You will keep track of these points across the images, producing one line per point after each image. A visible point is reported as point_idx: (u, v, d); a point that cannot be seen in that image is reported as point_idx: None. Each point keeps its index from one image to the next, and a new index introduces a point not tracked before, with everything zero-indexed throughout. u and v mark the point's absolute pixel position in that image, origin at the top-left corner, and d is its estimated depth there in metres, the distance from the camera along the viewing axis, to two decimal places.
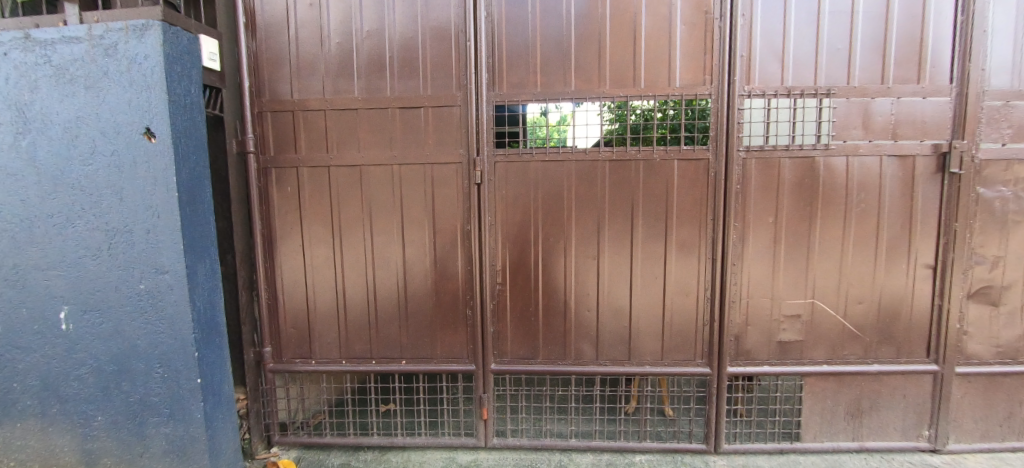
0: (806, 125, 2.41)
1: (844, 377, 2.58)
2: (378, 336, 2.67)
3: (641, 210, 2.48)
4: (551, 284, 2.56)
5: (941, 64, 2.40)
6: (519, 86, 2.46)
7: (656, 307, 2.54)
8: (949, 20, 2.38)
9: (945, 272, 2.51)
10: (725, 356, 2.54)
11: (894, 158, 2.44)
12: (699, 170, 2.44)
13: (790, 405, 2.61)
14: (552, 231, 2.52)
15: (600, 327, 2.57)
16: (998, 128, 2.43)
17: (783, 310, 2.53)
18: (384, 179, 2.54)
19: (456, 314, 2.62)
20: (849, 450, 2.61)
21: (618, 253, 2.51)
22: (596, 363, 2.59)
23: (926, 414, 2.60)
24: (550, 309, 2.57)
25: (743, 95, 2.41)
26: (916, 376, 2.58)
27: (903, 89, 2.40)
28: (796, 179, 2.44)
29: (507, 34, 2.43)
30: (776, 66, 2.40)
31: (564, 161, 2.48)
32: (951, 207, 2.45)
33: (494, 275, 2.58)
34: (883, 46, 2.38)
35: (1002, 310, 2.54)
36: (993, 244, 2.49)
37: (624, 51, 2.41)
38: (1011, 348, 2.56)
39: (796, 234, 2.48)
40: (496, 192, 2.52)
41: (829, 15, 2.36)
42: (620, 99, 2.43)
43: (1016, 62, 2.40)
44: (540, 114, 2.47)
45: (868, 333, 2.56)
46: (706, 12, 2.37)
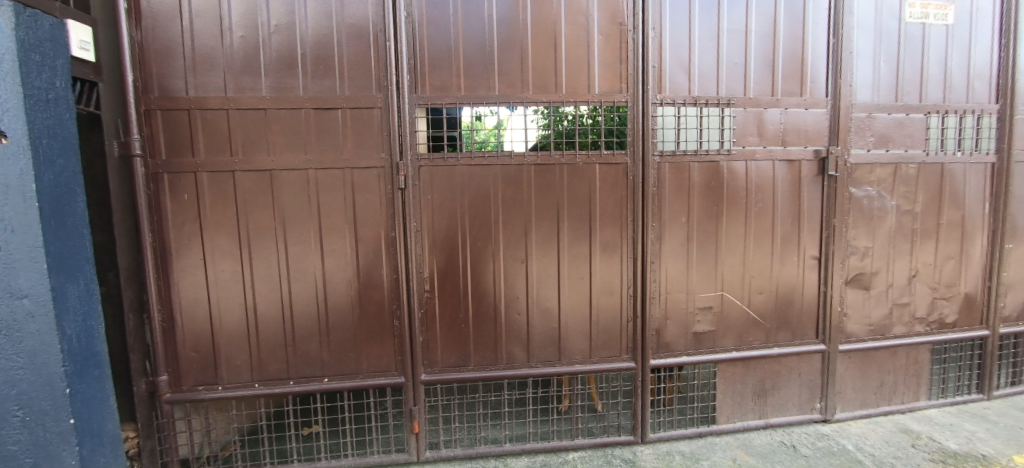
0: (712, 132, 2.61)
1: (751, 361, 2.83)
2: (296, 354, 2.47)
3: (566, 213, 2.54)
4: (482, 290, 2.54)
5: (818, 80, 2.73)
6: (443, 89, 2.42)
7: (583, 307, 2.61)
8: (823, 41, 2.71)
9: (828, 263, 2.84)
10: (648, 350, 2.67)
11: (784, 163, 2.73)
12: (618, 173, 2.56)
13: (706, 391, 2.82)
14: (480, 236, 2.50)
15: (530, 331, 2.59)
16: (863, 136, 2.81)
17: (697, 303, 2.72)
18: (298, 185, 2.37)
19: (382, 326, 2.50)
20: (757, 428, 2.85)
21: (545, 255, 2.55)
22: (528, 366, 2.60)
23: (817, 388, 2.93)
24: (480, 315, 2.55)
25: (656, 103, 2.57)
26: (808, 355, 2.90)
27: (789, 101, 2.69)
28: (704, 182, 2.64)
29: (429, 35, 2.38)
30: (684, 77, 2.58)
31: (491, 166, 2.47)
32: (830, 205, 2.79)
33: (421, 283, 2.50)
34: (772, 62, 2.66)
35: (872, 293, 2.94)
36: (864, 236, 2.88)
37: (545, 57, 2.46)
38: (880, 325, 2.98)
39: (705, 233, 2.68)
40: (421, 197, 2.45)
41: (727, 32, 2.59)
42: (543, 104, 2.47)
43: (874, 79, 2.80)
44: (472, 118, 2.45)
45: (768, 320, 2.83)
46: (621, 23, 2.49)
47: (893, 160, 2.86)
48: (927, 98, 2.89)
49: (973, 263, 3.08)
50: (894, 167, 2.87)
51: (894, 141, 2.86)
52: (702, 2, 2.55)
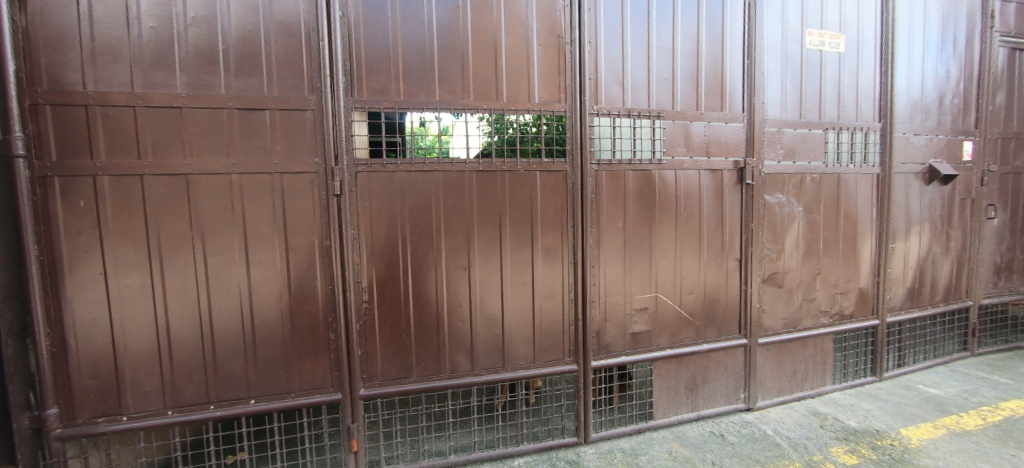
0: (644, 142, 2.77)
1: (684, 358, 3.00)
2: (217, 375, 2.26)
3: (508, 220, 2.56)
4: (423, 298, 2.48)
5: (735, 97, 2.99)
6: (381, 92, 2.34)
7: (526, 312, 2.64)
8: (739, 62, 2.98)
9: (748, 264, 3.10)
10: (589, 352, 2.76)
11: (709, 172, 2.95)
12: (558, 180, 2.62)
13: (644, 388, 2.94)
14: (422, 244, 2.45)
15: (474, 339, 2.57)
16: (775, 149, 3.11)
17: (634, 304, 2.85)
18: (219, 191, 2.18)
19: (316, 340, 2.37)
20: (690, 420, 3.03)
21: (488, 261, 2.55)
22: (472, 374, 2.58)
23: (741, 380, 3.18)
24: (422, 324, 2.49)
25: (593, 113, 2.67)
26: (733, 349, 3.14)
27: (711, 115, 2.92)
28: (639, 189, 2.78)
29: (365, 37, 2.30)
30: (618, 89, 2.71)
31: (431, 172, 2.43)
32: (748, 211, 3.06)
33: (359, 293, 2.39)
34: (696, 79, 2.88)
35: (785, 290, 3.24)
36: (777, 239, 3.18)
37: (486, 65, 2.47)
38: (791, 319, 3.29)
39: (640, 237, 2.82)
40: (358, 204, 2.35)
41: (656, 49, 2.76)
42: (484, 112, 2.49)
43: (782, 98, 3.11)
44: (419, 124, 2.41)
45: (697, 318, 3.03)
46: (558, 36, 2.57)
47: (799, 171, 3.19)
48: (825, 116, 3.26)
49: (865, 260, 3.51)
50: (800, 177, 3.21)
51: (799, 153, 3.19)
52: (634, 20, 2.70)
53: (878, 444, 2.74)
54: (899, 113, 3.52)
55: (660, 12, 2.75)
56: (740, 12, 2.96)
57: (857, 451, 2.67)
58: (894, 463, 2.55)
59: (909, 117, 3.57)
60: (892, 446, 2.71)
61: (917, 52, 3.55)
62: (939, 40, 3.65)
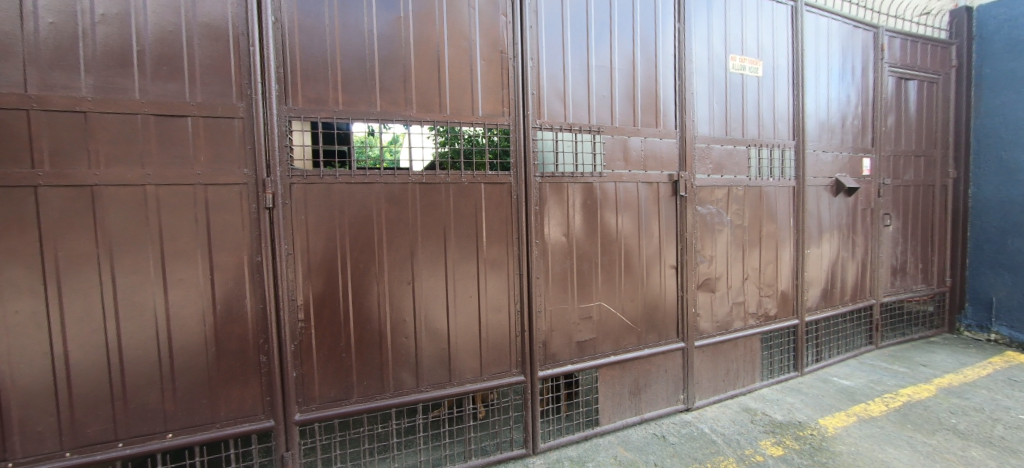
0: (585, 156, 2.87)
1: (627, 363, 3.11)
2: (128, 409, 2.04)
3: (453, 232, 2.54)
4: (365, 314, 2.39)
5: (668, 114, 3.18)
6: (318, 101, 2.26)
7: (472, 325, 2.62)
8: (671, 83, 3.18)
9: (683, 271, 3.29)
10: (536, 362, 2.78)
11: (646, 185, 3.11)
12: (503, 193, 2.65)
13: (590, 395, 3.01)
14: (363, 258, 2.37)
15: (418, 355, 2.51)
16: (705, 164, 3.34)
17: (579, 313, 2.92)
18: (132, 204, 1.99)
19: (245, 363, 2.21)
20: (634, 424, 3.12)
21: (432, 274, 2.51)
22: (417, 391, 2.51)
23: (680, 382, 3.34)
24: (363, 342, 2.39)
25: (536, 127, 2.74)
26: (672, 353, 3.29)
27: (647, 131, 3.09)
28: (581, 201, 2.87)
29: (301, 44, 2.22)
30: (560, 104, 2.80)
31: (372, 184, 2.37)
32: (682, 221, 3.25)
33: (294, 311, 2.26)
34: (633, 98, 3.04)
35: (717, 295, 3.46)
36: (709, 248, 3.40)
37: (429, 77, 2.46)
38: (723, 321, 3.52)
39: (583, 248, 2.90)
40: (293, 217, 2.24)
41: (595, 68, 2.89)
42: (428, 124, 2.47)
43: (709, 117, 3.36)
44: (367, 134, 2.35)
45: (639, 324, 3.15)
46: (501, 51, 2.62)
47: (726, 183, 3.45)
48: (748, 133, 3.56)
49: (785, 265, 3.83)
50: (728, 190, 3.47)
51: (726, 168, 3.45)
52: (574, 39, 2.81)
53: (800, 434, 2.98)
54: (810, 132, 3.91)
55: (598, 32, 2.88)
56: (671, 36, 3.17)
57: (782, 443, 2.88)
58: (814, 451, 2.78)
59: (817, 136, 3.98)
60: (812, 435, 2.96)
61: (823, 79, 3.98)
62: (840, 69, 4.11)
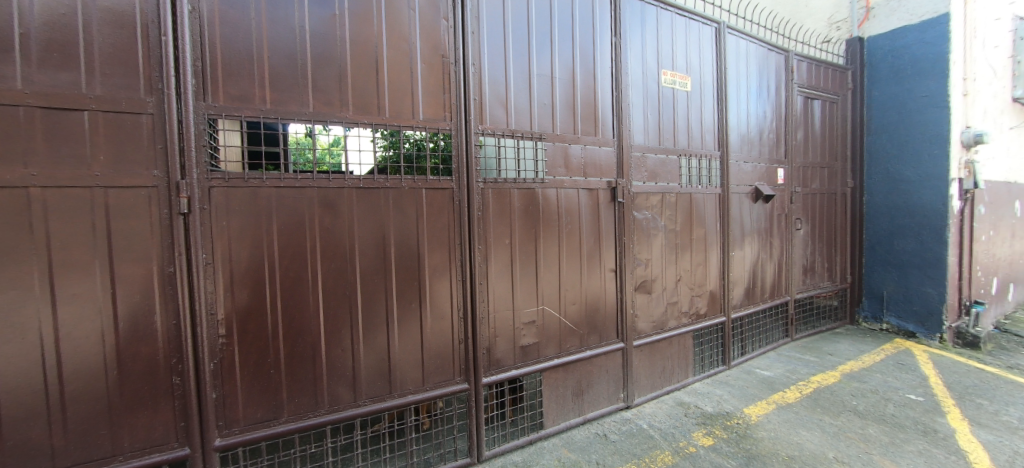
0: (527, 163, 2.90)
1: (570, 365, 3.17)
2: (4, 447, 1.76)
3: (393, 239, 2.46)
4: (296, 327, 2.24)
5: (606, 124, 3.31)
6: (242, 99, 2.10)
7: (414, 334, 2.54)
8: (609, 94, 3.32)
9: (622, 273, 3.42)
10: (480, 369, 2.76)
11: (586, 191, 3.21)
12: (445, 198, 2.62)
13: (535, 399, 3.05)
14: (294, 268, 2.22)
15: (356, 368, 2.39)
16: (641, 171, 3.52)
17: (522, 318, 2.93)
18: (10, 209, 1.73)
19: (154, 386, 1.99)
20: (578, 425, 3.19)
21: (371, 282, 2.41)
22: (354, 406, 2.40)
23: (620, 381, 3.46)
24: (295, 357, 2.24)
25: (478, 133, 2.74)
26: (612, 353, 3.41)
27: (587, 140, 3.19)
28: (524, 207, 2.90)
29: (223, 36, 2.05)
30: (502, 111, 2.82)
31: (305, 188, 2.24)
32: (621, 226, 3.39)
33: (214, 326, 2.07)
34: (573, 107, 3.13)
35: (652, 296, 3.64)
36: (645, 251, 3.57)
37: (366, 79, 2.37)
38: (659, 321, 3.70)
39: (526, 253, 2.93)
40: (212, 224, 2.05)
41: (537, 76, 2.94)
42: (365, 126, 2.38)
43: (644, 127, 3.54)
44: (305, 135, 2.24)
45: (581, 327, 3.23)
46: (442, 55, 2.60)
47: (661, 190, 3.65)
48: (679, 143, 3.80)
49: (713, 267, 4.11)
50: (661, 196, 3.67)
51: (660, 176, 3.65)
52: (515, 47, 2.84)
53: (727, 424, 3.20)
54: (732, 144, 4.25)
55: (539, 42, 2.94)
56: (608, 49, 3.31)
57: (712, 433, 3.08)
58: (740, 439, 2.99)
59: (739, 148, 4.33)
60: (738, 424, 3.19)
61: (743, 95, 4.35)
62: (757, 87, 4.51)
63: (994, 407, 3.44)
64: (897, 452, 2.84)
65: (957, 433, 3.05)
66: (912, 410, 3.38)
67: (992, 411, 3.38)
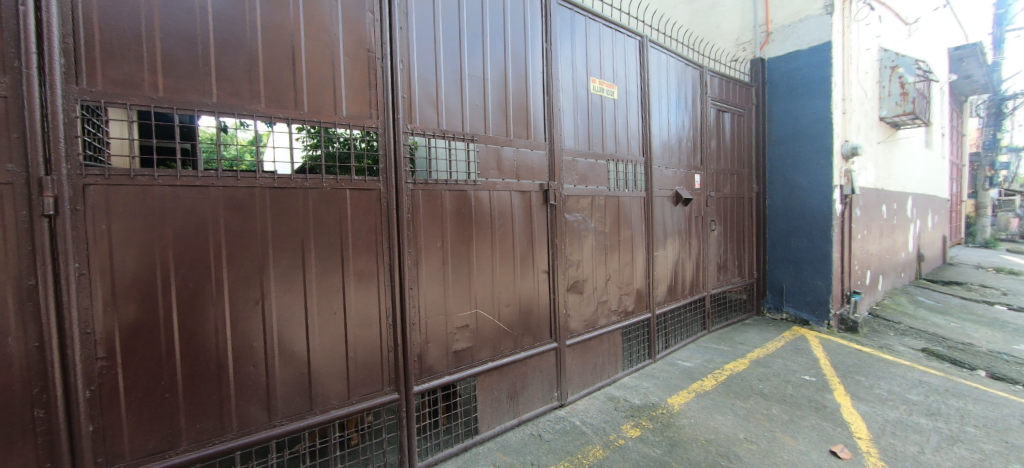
0: (459, 164, 2.85)
1: (504, 368, 3.16)
2: None
3: (313, 243, 2.29)
4: (198, 343, 2.00)
5: (538, 127, 3.36)
6: (128, 84, 1.84)
7: (338, 344, 2.38)
8: (540, 98, 3.37)
9: (555, 273, 3.49)
10: (410, 377, 2.65)
11: (519, 194, 3.22)
12: (371, 200, 2.49)
13: (469, 404, 2.97)
14: (194, 276, 1.98)
15: (271, 385, 2.19)
16: (572, 175, 3.61)
17: (455, 323, 2.87)
18: None
19: (9, 422, 1.68)
20: (513, 427, 3.18)
21: (288, 291, 2.22)
22: (269, 427, 2.20)
23: (554, 380, 3.51)
24: (195, 377, 2.00)
25: (407, 133, 2.64)
26: (546, 353, 3.45)
27: (519, 142, 3.21)
28: (455, 210, 2.85)
29: (103, 12, 1.79)
30: (432, 110, 2.74)
31: (207, 188, 2.01)
32: (552, 228, 3.45)
33: (90, 347, 1.79)
34: (505, 110, 3.14)
35: (584, 296, 3.75)
36: (576, 252, 3.67)
37: (282, 70, 2.19)
38: (590, 320, 3.82)
39: (458, 256, 2.87)
40: (88, 227, 1.77)
41: (468, 77, 2.90)
42: (280, 121, 2.19)
43: (574, 132, 3.64)
44: (216, 130, 2.04)
45: (515, 328, 3.23)
46: (367, 49, 2.47)
47: (590, 193, 3.78)
48: (607, 149, 3.96)
49: (639, 266, 4.33)
50: (591, 199, 3.80)
51: (589, 179, 3.78)
52: (446, 46, 2.78)
53: (653, 414, 3.38)
54: (656, 151, 4.52)
55: (471, 43, 2.91)
56: (539, 55, 3.37)
57: (639, 424, 3.23)
58: (663, 428, 3.17)
59: (661, 154, 4.62)
60: (662, 414, 3.38)
61: (664, 105, 4.64)
62: (676, 98, 4.84)
63: (869, 382, 3.97)
64: (795, 428, 3.17)
65: (842, 407, 3.48)
66: (806, 389, 3.80)
67: (868, 385, 3.91)
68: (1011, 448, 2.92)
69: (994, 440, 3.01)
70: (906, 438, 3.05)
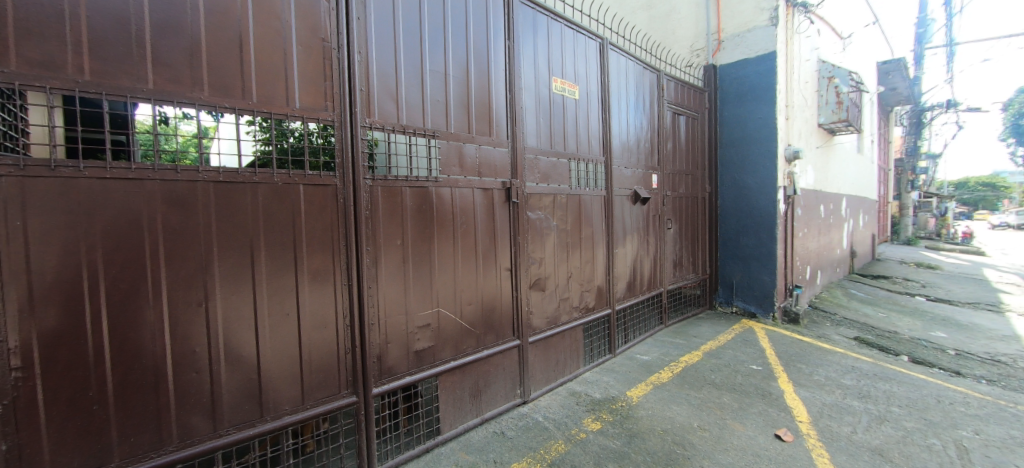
0: (420, 160, 2.80)
1: (467, 367, 3.13)
2: None
3: (262, 241, 2.17)
4: (132, 349, 1.85)
5: (500, 125, 3.35)
6: (49, 66, 1.68)
7: (290, 347, 2.27)
8: (502, 95, 3.37)
9: (517, 271, 3.50)
10: (369, 379, 2.58)
11: (481, 191, 3.20)
12: (326, 196, 2.39)
13: (431, 405, 2.92)
14: (127, 277, 1.83)
15: (216, 392, 2.06)
16: (534, 173, 3.63)
17: (416, 322, 2.81)
18: None
19: None
20: (475, 426, 3.17)
21: (236, 291, 2.09)
22: (214, 437, 2.07)
23: (517, 377, 3.52)
24: (129, 387, 1.85)
25: (365, 127, 2.55)
26: (509, 351, 3.45)
27: (481, 140, 3.19)
28: (416, 207, 2.79)
29: None
30: (392, 105, 2.67)
31: (141, 181, 1.86)
32: (515, 225, 3.45)
33: (2, 357, 1.62)
34: (467, 106, 3.11)
35: (546, 293, 3.78)
36: (538, 250, 3.70)
37: (228, 57, 2.06)
38: (552, 317, 3.86)
39: (419, 254, 2.81)
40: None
41: (429, 72, 2.85)
42: (226, 111, 2.07)
43: (537, 131, 3.67)
44: (156, 121, 1.91)
45: (477, 327, 3.21)
46: (322, 39, 2.37)
47: (552, 191, 3.82)
48: (568, 148, 4.01)
49: (600, 263, 4.43)
50: (553, 197, 3.84)
51: (551, 178, 3.81)
52: (405, 39, 2.71)
53: (613, 407, 3.46)
54: (615, 151, 4.63)
55: (432, 37, 2.86)
56: (501, 53, 3.36)
57: (600, 418, 3.30)
58: (623, 420, 3.25)
59: (621, 154, 4.74)
60: (622, 406, 3.47)
61: (623, 107, 4.77)
62: (635, 100, 4.99)
63: (809, 370, 4.26)
64: (744, 415, 3.35)
65: (785, 393, 3.71)
66: (754, 378, 4.03)
67: (808, 372, 4.19)
68: (928, 425, 3.22)
69: (915, 418, 3.31)
70: (840, 419, 3.30)
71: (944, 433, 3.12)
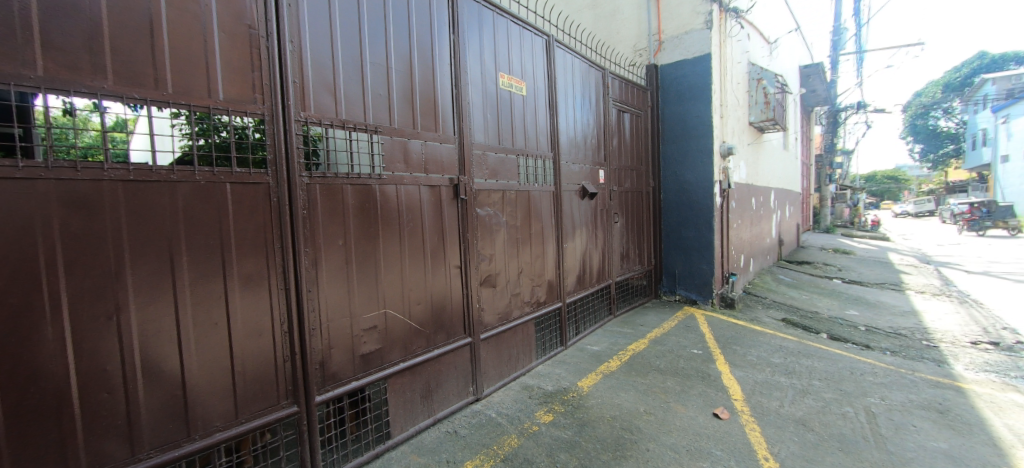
0: (362, 157, 2.69)
1: (417, 368, 3.07)
2: None
3: (184, 245, 1.99)
4: (27, 371, 1.64)
5: (447, 120, 3.29)
6: None
7: (220, 358, 2.11)
8: (448, 89, 3.31)
9: (467, 268, 3.47)
10: (311, 387, 2.46)
11: (428, 187, 3.14)
12: (257, 194, 2.24)
13: (379, 409, 2.84)
14: (17, 291, 1.62)
15: (133, 413, 1.87)
16: (482, 169, 3.61)
17: (362, 325, 2.71)
18: None
19: None
20: (427, 427, 3.12)
21: (154, 301, 1.91)
22: (133, 462, 1.88)
23: (469, 375, 3.50)
24: (25, 413, 1.64)
25: (299, 121, 2.41)
26: (460, 349, 3.42)
27: (427, 135, 3.12)
28: (359, 205, 2.68)
29: None
30: (330, 98, 2.54)
31: (33, 181, 1.64)
32: (463, 222, 3.42)
33: None
34: (411, 101, 3.02)
35: (497, 289, 3.78)
36: (488, 246, 3.69)
37: (136, 42, 1.86)
38: (504, 312, 3.87)
39: (363, 254, 2.71)
40: None
41: (370, 64, 2.74)
42: (137, 102, 1.88)
43: (484, 126, 3.64)
44: (63, 113, 1.72)
45: (427, 326, 3.15)
46: (249, 26, 2.21)
47: (501, 187, 3.82)
48: (516, 144, 4.02)
49: (550, 258, 4.49)
50: (502, 193, 3.84)
51: (500, 174, 3.81)
52: (343, 29, 2.59)
53: (564, 398, 3.54)
54: (563, 147, 4.71)
55: (371, 28, 2.75)
56: (446, 47, 3.30)
57: (552, 409, 3.36)
58: (574, 410, 3.34)
59: (569, 150, 4.83)
60: (573, 397, 3.55)
61: (570, 103, 4.85)
62: (581, 97, 5.09)
63: (743, 351, 4.58)
64: (685, 397, 3.54)
65: (722, 374, 3.97)
66: (695, 361, 4.27)
67: (742, 354, 4.50)
68: (843, 394, 3.58)
69: (832, 390, 3.66)
70: (770, 395, 3.58)
71: (856, 401, 3.47)
